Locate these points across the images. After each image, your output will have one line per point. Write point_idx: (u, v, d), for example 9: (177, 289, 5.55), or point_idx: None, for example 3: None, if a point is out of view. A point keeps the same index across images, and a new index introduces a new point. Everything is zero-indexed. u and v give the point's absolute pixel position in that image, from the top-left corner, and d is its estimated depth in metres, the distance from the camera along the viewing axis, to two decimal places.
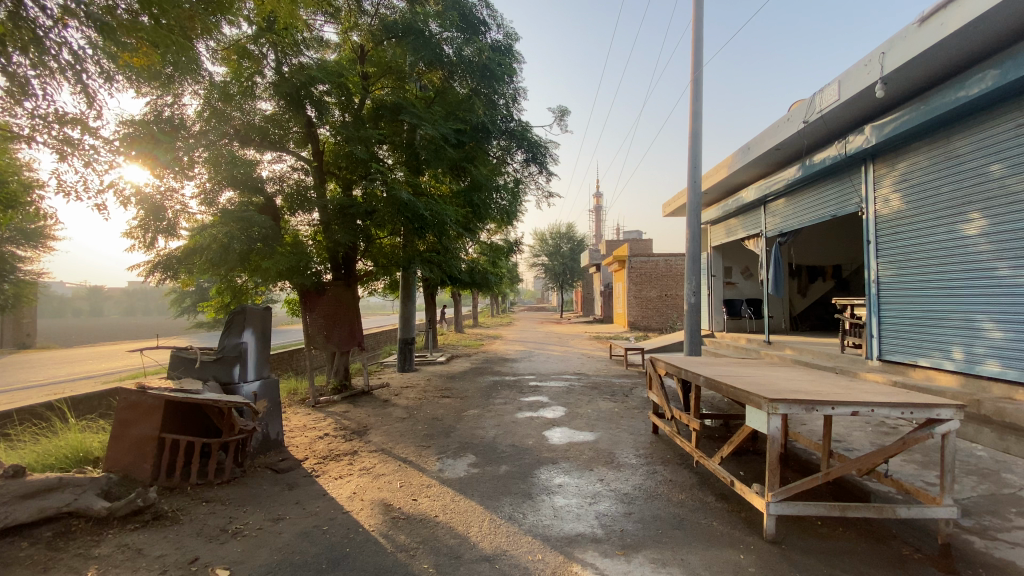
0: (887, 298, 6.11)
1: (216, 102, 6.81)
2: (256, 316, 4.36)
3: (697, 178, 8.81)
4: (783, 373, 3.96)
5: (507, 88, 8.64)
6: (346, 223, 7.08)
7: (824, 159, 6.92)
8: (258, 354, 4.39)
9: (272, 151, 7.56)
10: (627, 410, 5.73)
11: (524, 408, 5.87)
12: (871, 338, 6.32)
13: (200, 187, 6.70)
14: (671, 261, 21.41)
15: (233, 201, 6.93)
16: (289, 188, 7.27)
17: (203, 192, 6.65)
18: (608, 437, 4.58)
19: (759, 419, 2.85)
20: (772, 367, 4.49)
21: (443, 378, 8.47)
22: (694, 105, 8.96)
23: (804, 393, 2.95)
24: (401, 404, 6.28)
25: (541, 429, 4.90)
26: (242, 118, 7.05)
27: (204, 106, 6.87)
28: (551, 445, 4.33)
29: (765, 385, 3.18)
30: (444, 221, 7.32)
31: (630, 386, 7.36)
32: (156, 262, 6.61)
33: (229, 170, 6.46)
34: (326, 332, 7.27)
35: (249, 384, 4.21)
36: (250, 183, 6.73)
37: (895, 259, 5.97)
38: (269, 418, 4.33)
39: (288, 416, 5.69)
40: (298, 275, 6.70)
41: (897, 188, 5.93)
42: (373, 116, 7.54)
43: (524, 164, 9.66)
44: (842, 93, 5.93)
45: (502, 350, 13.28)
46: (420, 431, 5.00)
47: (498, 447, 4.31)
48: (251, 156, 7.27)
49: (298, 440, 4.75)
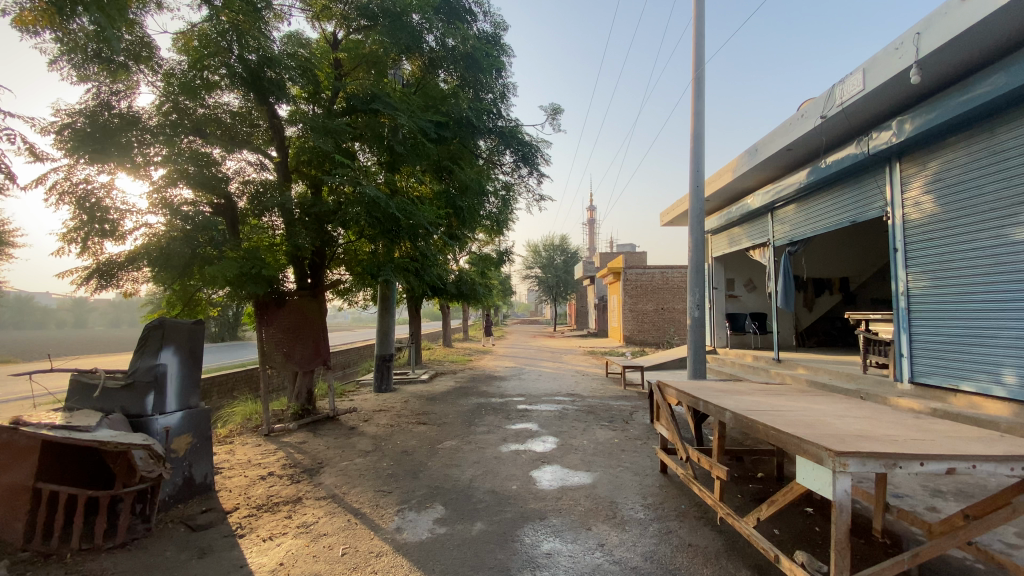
0: (919, 313, 5.42)
1: (178, 96, 6.17)
2: (178, 331, 3.60)
3: (700, 182, 8.16)
4: (823, 404, 3.22)
5: (495, 83, 7.99)
6: (312, 225, 6.33)
7: (843, 159, 6.29)
8: (183, 378, 3.61)
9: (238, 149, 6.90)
10: (628, 441, 4.95)
11: (510, 439, 5.06)
12: (901, 358, 5.62)
13: (159, 192, 5.76)
14: (667, 273, 20.80)
15: (191, 200, 6.00)
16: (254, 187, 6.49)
17: (162, 198, 5.70)
18: (609, 480, 3.79)
19: (815, 477, 2.10)
20: (803, 395, 3.74)
21: (422, 399, 7.64)
22: (696, 106, 8.38)
23: (873, 441, 2.20)
24: (368, 433, 5.45)
25: (526, 468, 4.10)
26: (203, 111, 6.44)
27: (163, 99, 6.21)
28: (538, 492, 3.54)
29: (817, 426, 2.43)
30: (420, 225, 6.62)
31: (629, 410, 6.56)
32: (92, 269, 5.73)
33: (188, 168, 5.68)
34: (286, 349, 6.38)
35: (166, 418, 3.40)
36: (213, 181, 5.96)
37: (929, 269, 5.29)
38: (192, 458, 3.58)
39: (232, 450, 4.85)
40: (268, 284, 6.07)
41: (929, 189, 5.27)
42: (346, 108, 6.83)
43: (514, 166, 8.98)
44: (868, 83, 5.27)
45: (490, 367, 12.41)
46: (384, 469, 4.20)
47: (473, 494, 3.52)
48: (216, 157, 6.37)
49: (233, 483, 3.93)
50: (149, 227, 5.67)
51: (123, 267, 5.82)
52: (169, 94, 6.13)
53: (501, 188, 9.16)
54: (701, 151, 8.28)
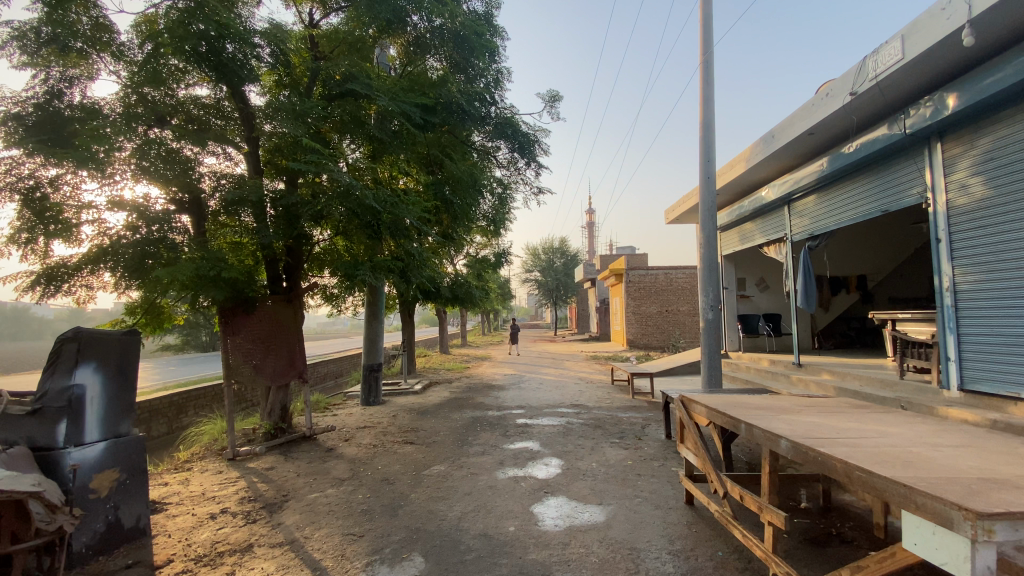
0: (968, 310, 4.78)
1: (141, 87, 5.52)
2: (101, 345, 2.98)
3: (713, 172, 7.55)
4: (894, 426, 2.58)
5: (489, 68, 7.37)
6: (288, 225, 5.65)
7: (874, 141, 5.66)
8: (108, 401, 2.99)
9: (216, 145, 5.87)
10: (643, 463, 4.31)
11: (508, 462, 4.41)
12: (947, 362, 4.98)
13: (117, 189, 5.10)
14: (671, 274, 20.14)
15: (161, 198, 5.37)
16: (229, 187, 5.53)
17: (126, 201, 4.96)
18: (626, 517, 3.14)
19: (943, 547, 1.46)
20: (856, 412, 3.09)
21: (412, 413, 6.99)
22: (705, 92, 7.80)
23: (1013, 489, 1.55)
24: (346, 456, 4.81)
25: (526, 501, 3.45)
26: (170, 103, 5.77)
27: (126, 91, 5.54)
28: (541, 536, 2.89)
29: (917, 465, 1.79)
30: (406, 221, 5.98)
31: (641, 424, 5.91)
32: (38, 274, 5.06)
33: (158, 165, 5.11)
34: (255, 361, 5.75)
35: (84, 449, 2.79)
36: (184, 177, 5.31)
37: (978, 261, 4.65)
38: (119, 498, 2.96)
39: (187, 479, 4.21)
40: (234, 287, 5.33)
41: (978, 170, 4.64)
42: (324, 94, 6.19)
43: (510, 158, 8.39)
44: (907, 51, 4.65)
45: (489, 376, 11.73)
46: (358, 503, 3.56)
47: (460, 540, 2.87)
48: (189, 155, 5.55)
49: (175, 525, 3.31)
50: (110, 228, 5.04)
51: (75, 272, 5.15)
52: (132, 84, 5.47)
53: (497, 184, 8.56)
54: (711, 141, 7.67)
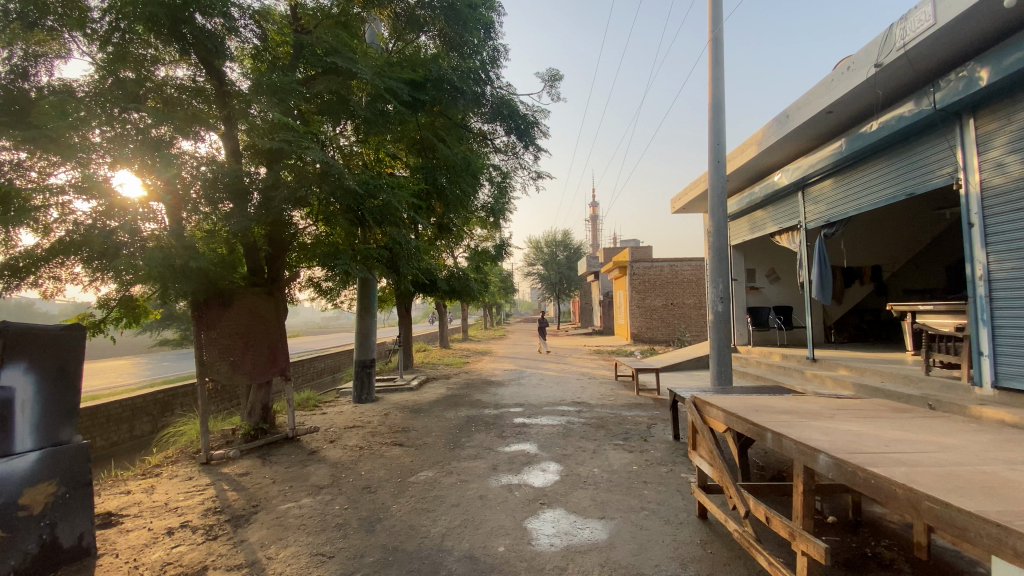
0: (1003, 301, 4.37)
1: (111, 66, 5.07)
2: (35, 342, 2.63)
3: (722, 156, 7.12)
4: (946, 436, 2.20)
5: (485, 44, 6.97)
6: (268, 211, 5.30)
7: (899, 119, 5.24)
8: (43, 406, 2.64)
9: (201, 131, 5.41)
10: (649, 468, 3.95)
11: (503, 467, 4.05)
12: (980, 357, 4.57)
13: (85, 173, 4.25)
14: (676, 267, 19.69)
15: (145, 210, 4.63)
16: (218, 170, 5.09)
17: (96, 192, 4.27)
18: (630, 534, 2.78)
19: None
20: (895, 417, 2.70)
21: (405, 411, 6.64)
22: (714, 70, 7.35)
23: None
24: (329, 460, 4.47)
25: (520, 515, 3.09)
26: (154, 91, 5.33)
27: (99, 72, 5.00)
28: (533, 558, 2.53)
29: (1004, 496, 1.41)
30: (395, 208, 5.64)
31: (646, 423, 5.55)
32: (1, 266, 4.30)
33: (141, 153, 4.56)
34: (234, 358, 5.37)
35: (12, 460, 2.42)
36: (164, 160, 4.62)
37: (1016, 246, 4.23)
38: (59, 514, 2.61)
39: (153, 488, 3.85)
40: (205, 278, 5.03)
41: (1016, 147, 4.21)
42: (307, 71, 5.80)
43: (509, 143, 8.00)
44: (941, 15, 4.21)
45: (489, 371, 11.39)
46: (333, 516, 3.21)
47: (442, 564, 2.51)
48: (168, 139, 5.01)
49: (126, 542, 2.96)
50: (76, 212, 4.36)
51: (46, 263, 4.55)
52: (104, 66, 5.01)
53: (495, 171, 8.19)
54: (720, 123, 7.25)
